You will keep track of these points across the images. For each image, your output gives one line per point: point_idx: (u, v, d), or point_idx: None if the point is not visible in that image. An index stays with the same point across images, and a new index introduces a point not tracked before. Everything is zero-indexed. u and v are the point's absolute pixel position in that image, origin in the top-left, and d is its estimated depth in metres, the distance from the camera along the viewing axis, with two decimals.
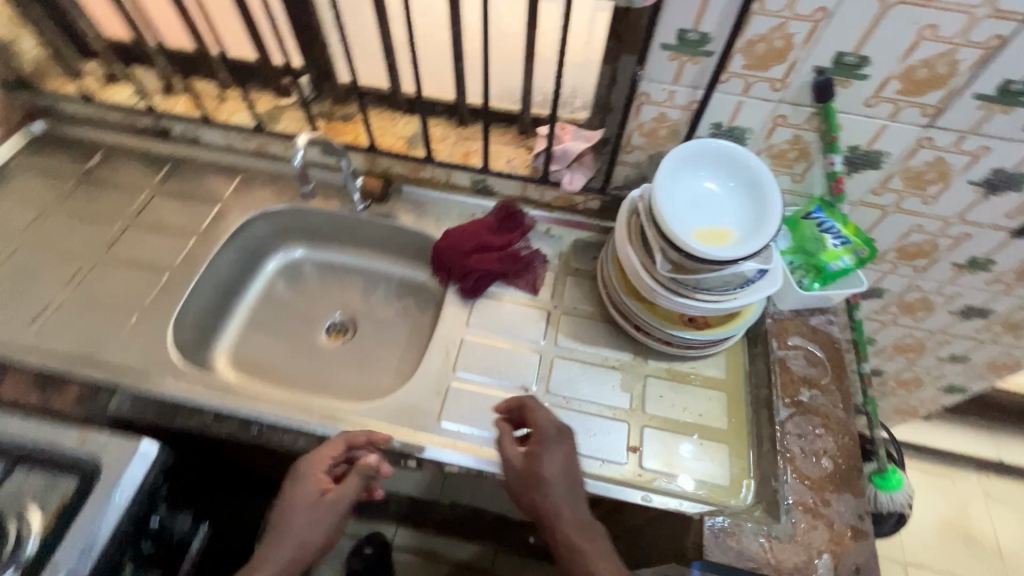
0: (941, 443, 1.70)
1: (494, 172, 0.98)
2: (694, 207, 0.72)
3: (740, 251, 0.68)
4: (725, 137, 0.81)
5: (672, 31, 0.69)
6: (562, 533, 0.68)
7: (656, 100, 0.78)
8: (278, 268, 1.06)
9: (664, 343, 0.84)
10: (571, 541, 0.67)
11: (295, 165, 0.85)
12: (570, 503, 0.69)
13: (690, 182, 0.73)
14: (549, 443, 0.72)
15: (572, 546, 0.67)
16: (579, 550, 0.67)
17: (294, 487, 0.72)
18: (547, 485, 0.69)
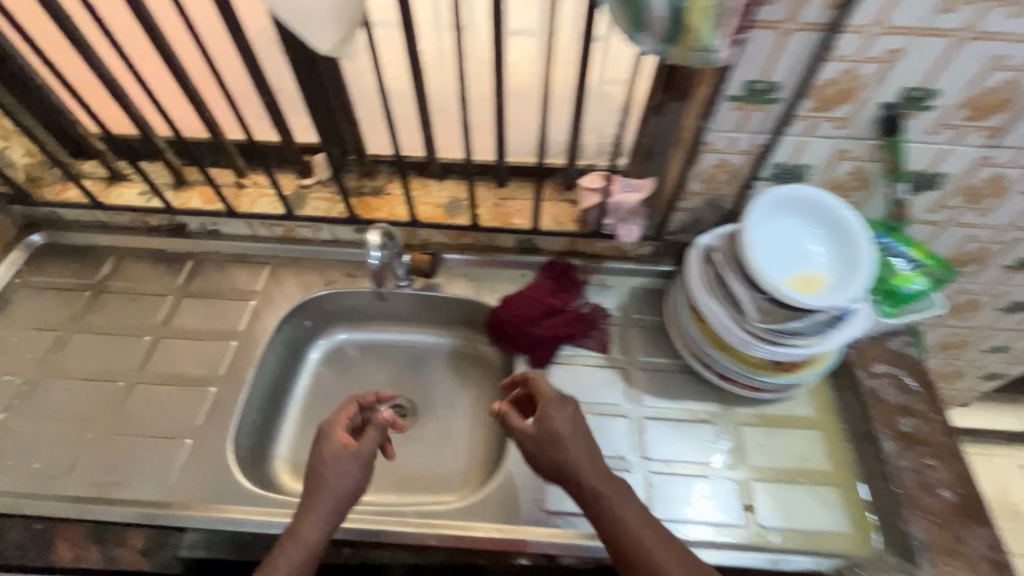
0: (972, 423, 1.74)
1: (542, 231, 0.95)
2: (778, 253, 0.71)
3: (841, 298, 0.67)
4: (786, 176, 0.80)
5: (740, 84, 0.68)
6: (590, 489, 0.65)
7: (718, 148, 0.77)
8: (322, 356, 1.00)
9: (751, 389, 0.82)
10: (602, 498, 0.64)
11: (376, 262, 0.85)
12: (593, 461, 0.67)
13: (774, 230, 0.72)
14: (556, 402, 0.70)
15: (601, 501, 0.64)
16: (611, 507, 0.64)
17: (317, 451, 0.69)
18: (565, 440, 0.67)
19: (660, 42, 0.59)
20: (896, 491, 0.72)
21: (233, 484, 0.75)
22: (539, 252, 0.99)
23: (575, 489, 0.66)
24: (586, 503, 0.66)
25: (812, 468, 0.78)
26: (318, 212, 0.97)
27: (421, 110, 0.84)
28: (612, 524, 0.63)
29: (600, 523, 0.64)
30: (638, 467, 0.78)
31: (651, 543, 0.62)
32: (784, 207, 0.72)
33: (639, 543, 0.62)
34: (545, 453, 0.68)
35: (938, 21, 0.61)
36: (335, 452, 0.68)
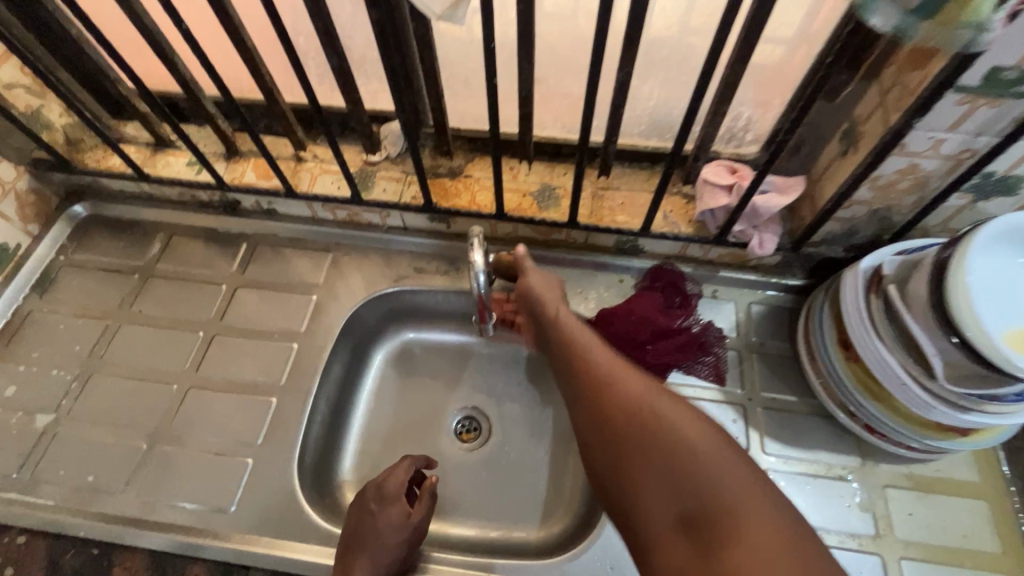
0: None
1: (650, 233, 0.80)
2: (998, 300, 0.54)
3: None
4: (991, 189, 0.62)
5: (980, 71, 0.50)
6: (554, 315, 0.71)
7: (912, 151, 0.59)
8: (387, 358, 0.89)
9: (904, 446, 0.68)
10: (562, 323, 0.70)
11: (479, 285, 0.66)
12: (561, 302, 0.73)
13: (993, 270, 0.55)
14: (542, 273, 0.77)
15: (562, 327, 0.70)
16: (570, 332, 0.69)
17: (375, 500, 0.64)
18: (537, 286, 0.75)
19: (907, 14, 0.42)
20: None
21: (303, 516, 0.67)
22: (641, 254, 0.84)
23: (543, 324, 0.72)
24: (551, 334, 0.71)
25: (978, 551, 0.65)
26: (387, 196, 0.84)
27: (524, 84, 0.67)
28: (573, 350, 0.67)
29: (563, 352, 0.68)
30: None
31: (607, 365, 0.63)
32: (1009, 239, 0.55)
33: (594, 364, 0.64)
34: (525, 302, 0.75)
35: None
36: (393, 504, 0.64)
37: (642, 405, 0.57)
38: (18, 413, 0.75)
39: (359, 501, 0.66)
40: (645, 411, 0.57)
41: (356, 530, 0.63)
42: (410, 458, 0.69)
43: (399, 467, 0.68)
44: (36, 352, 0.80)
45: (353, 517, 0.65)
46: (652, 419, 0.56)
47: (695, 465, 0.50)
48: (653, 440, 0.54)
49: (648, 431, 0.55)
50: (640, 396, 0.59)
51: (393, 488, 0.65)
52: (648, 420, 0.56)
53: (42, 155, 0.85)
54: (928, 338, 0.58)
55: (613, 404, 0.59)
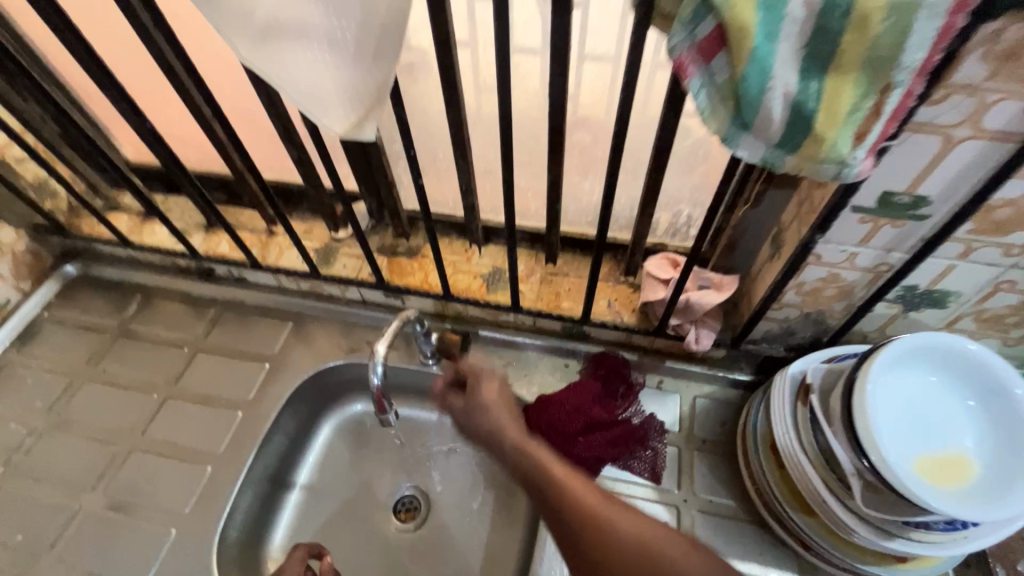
0: None
1: (593, 320, 0.81)
2: (912, 424, 0.53)
3: (982, 512, 0.49)
4: (918, 300, 0.62)
5: (874, 194, 0.51)
6: (515, 442, 0.63)
7: (828, 261, 0.60)
8: (335, 429, 0.90)
9: (845, 569, 0.63)
10: (526, 447, 0.61)
11: (375, 383, 0.66)
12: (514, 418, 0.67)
13: (905, 391, 0.54)
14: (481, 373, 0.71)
15: (522, 449, 0.62)
16: (525, 448, 0.62)
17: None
18: (484, 407, 0.68)
19: (772, 148, 0.43)
20: None
21: None
22: (588, 339, 0.84)
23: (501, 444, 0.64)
24: (512, 458, 0.62)
25: None
26: (346, 271, 0.88)
27: (462, 178, 0.72)
28: (539, 473, 0.59)
29: (530, 477, 0.59)
30: None
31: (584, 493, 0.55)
32: (928, 358, 0.54)
33: (570, 488, 0.56)
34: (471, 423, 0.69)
35: None
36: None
37: (619, 531, 0.51)
38: None
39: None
40: (631, 540, 0.50)
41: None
42: (305, 545, 0.66)
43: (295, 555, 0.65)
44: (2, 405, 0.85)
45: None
46: (637, 545, 0.50)
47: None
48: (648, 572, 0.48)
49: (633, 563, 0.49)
50: (620, 519, 0.52)
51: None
52: (633, 549, 0.49)
53: (41, 222, 0.93)
54: (845, 456, 0.56)
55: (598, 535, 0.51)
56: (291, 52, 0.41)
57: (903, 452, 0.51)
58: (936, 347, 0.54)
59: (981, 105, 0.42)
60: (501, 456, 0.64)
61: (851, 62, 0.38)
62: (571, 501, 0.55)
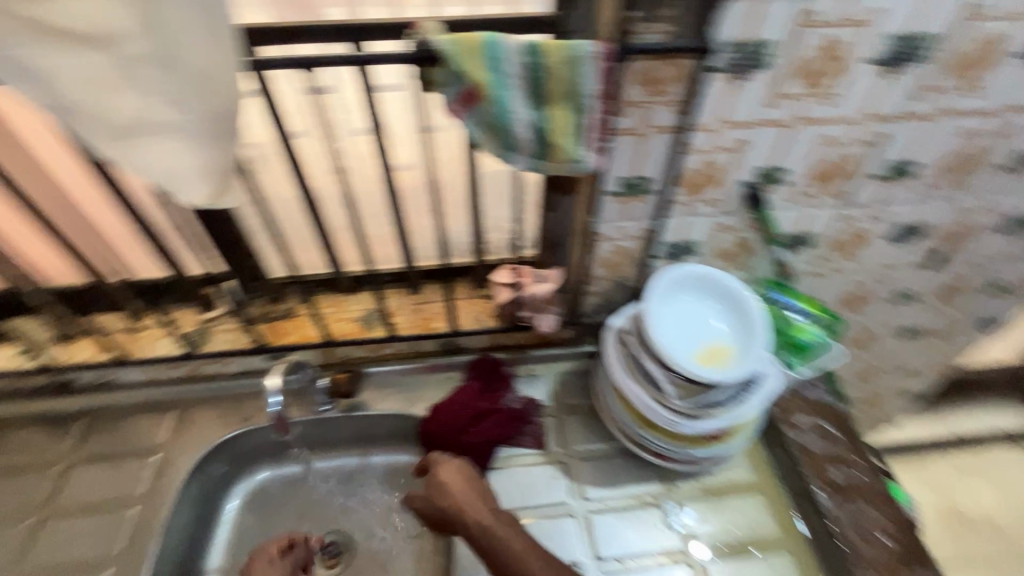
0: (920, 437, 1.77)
1: (462, 331, 0.95)
2: (684, 332, 0.74)
3: (742, 372, 0.71)
4: (678, 251, 0.86)
5: (616, 180, 0.73)
6: (476, 522, 0.70)
7: (610, 237, 0.81)
8: (243, 503, 0.90)
9: (689, 463, 0.81)
10: (491, 530, 0.69)
11: (271, 407, 0.74)
12: (480, 501, 0.73)
13: (676, 310, 0.76)
14: (448, 465, 0.77)
15: (487, 527, 0.69)
16: (483, 518, 0.70)
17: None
18: (455, 487, 0.74)
19: (534, 158, 0.63)
20: (848, 554, 0.73)
21: None
22: (462, 350, 0.98)
23: (461, 521, 0.71)
24: (471, 531, 0.70)
25: (759, 537, 0.79)
26: (224, 346, 0.92)
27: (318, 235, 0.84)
28: (498, 546, 0.68)
29: (492, 550, 0.68)
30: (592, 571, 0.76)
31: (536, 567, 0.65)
32: (684, 283, 0.76)
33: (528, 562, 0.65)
34: (428, 501, 0.76)
35: (769, 114, 0.68)
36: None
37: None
38: None
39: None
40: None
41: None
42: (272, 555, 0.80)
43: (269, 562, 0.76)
44: None
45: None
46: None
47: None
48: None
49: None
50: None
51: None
52: None
53: None
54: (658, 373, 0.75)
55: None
56: (150, 147, 0.52)
57: (679, 351, 0.72)
58: (688, 274, 0.76)
59: (647, 113, 0.66)
60: (460, 528, 0.72)
61: (557, 96, 0.58)
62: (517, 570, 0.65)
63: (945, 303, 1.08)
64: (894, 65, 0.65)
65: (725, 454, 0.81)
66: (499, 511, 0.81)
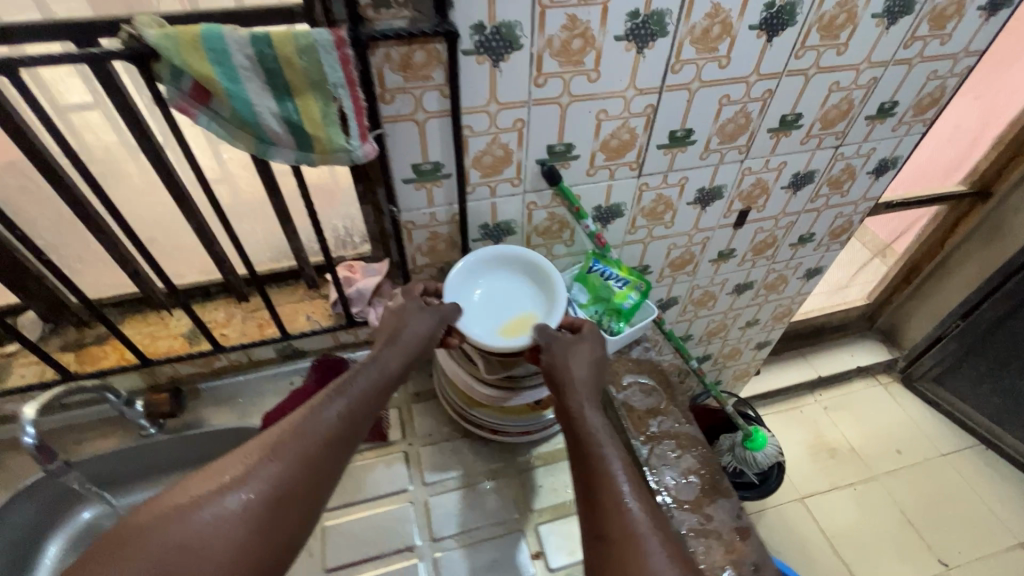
0: (789, 383, 1.95)
1: (296, 334, 0.92)
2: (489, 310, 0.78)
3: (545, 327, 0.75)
4: (496, 232, 0.88)
5: (407, 167, 0.74)
6: (574, 407, 0.69)
7: (422, 224, 0.82)
8: (65, 546, 0.84)
9: (523, 434, 0.85)
10: (589, 418, 0.68)
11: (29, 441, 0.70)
12: (593, 390, 0.72)
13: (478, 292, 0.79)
14: (589, 335, 0.76)
15: (593, 419, 0.68)
16: (593, 402, 0.70)
17: (355, 425, 0.63)
18: (580, 360, 0.73)
19: (298, 152, 0.62)
20: (663, 499, 0.77)
21: None
22: (304, 354, 0.96)
23: (567, 398, 0.70)
24: (578, 398, 0.70)
25: None
26: (25, 379, 0.84)
27: (111, 250, 0.79)
28: (594, 439, 0.66)
29: (585, 443, 0.66)
30: (427, 552, 0.76)
31: (630, 471, 0.63)
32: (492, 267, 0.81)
33: (615, 463, 0.64)
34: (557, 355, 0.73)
35: (539, 93, 0.71)
36: (348, 428, 0.63)
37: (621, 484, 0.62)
38: None
39: (384, 358, 0.69)
40: (626, 496, 0.61)
41: (361, 407, 0.65)
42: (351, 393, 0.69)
43: (422, 307, 0.74)
44: None
45: (360, 388, 0.66)
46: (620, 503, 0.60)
47: (648, 561, 0.56)
48: (625, 527, 0.58)
49: (642, 530, 0.58)
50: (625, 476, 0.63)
51: (417, 337, 0.72)
52: (613, 497, 0.61)
53: None
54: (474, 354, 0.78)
55: (611, 489, 0.61)
56: None
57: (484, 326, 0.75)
58: (492, 256, 0.81)
59: (415, 98, 0.67)
60: (562, 400, 0.71)
61: (302, 87, 0.58)
62: (592, 464, 0.64)
63: (764, 259, 1.19)
64: (642, 38, 0.70)
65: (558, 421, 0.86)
66: (335, 507, 0.79)
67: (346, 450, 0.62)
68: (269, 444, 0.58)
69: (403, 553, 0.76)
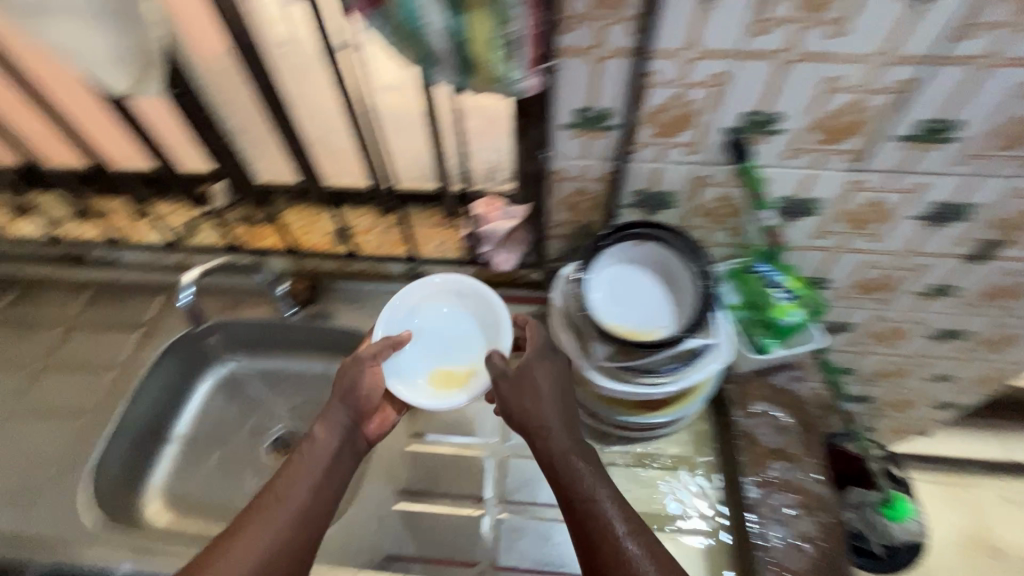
0: (963, 456, 1.57)
1: (424, 259, 0.94)
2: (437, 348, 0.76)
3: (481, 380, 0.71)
4: (652, 202, 0.77)
5: (569, 111, 0.65)
6: (550, 447, 0.65)
7: (571, 176, 0.74)
8: (213, 387, 0.99)
9: (619, 427, 0.78)
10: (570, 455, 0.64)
11: (184, 303, 0.80)
12: (566, 425, 0.67)
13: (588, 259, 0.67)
14: (544, 355, 0.69)
15: (572, 462, 0.64)
16: (566, 433, 0.66)
17: (317, 494, 0.65)
18: (544, 394, 0.67)
19: (458, 77, 0.57)
20: (761, 555, 0.67)
21: (80, 521, 0.76)
22: (428, 279, 0.97)
23: (540, 441, 0.65)
24: (550, 434, 0.66)
25: (679, 517, 0.74)
26: (208, 241, 0.99)
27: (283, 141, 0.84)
28: (575, 483, 0.63)
29: (569, 491, 0.63)
30: (491, 510, 0.75)
31: (616, 515, 0.61)
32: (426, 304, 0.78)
33: (604, 510, 0.61)
34: (514, 388, 0.66)
35: (754, 44, 0.57)
36: (311, 499, 0.65)
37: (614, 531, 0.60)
38: None
39: (320, 434, 0.69)
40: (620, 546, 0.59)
41: (319, 478, 0.67)
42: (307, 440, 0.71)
43: (351, 365, 0.72)
44: None
45: (313, 458, 0.68)
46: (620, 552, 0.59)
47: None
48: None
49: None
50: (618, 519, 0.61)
51: (355, 400, 0.72)
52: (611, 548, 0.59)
53: None
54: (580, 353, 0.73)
55: (607, 544, 0.59)
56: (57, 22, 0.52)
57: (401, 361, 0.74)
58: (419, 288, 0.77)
59: (599, 30, 0.57)
60: (533, 437, 0.66)
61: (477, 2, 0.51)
62: (578, 509, 0.62)
63: (995, 308, 0.90)
64: None
65: (665, 425, 0.78)
66: (419, 436, 0.81)
67: (318, 513, 0.64)
68: (240, 538, 0.61)
69: (468, 501, 0.76)
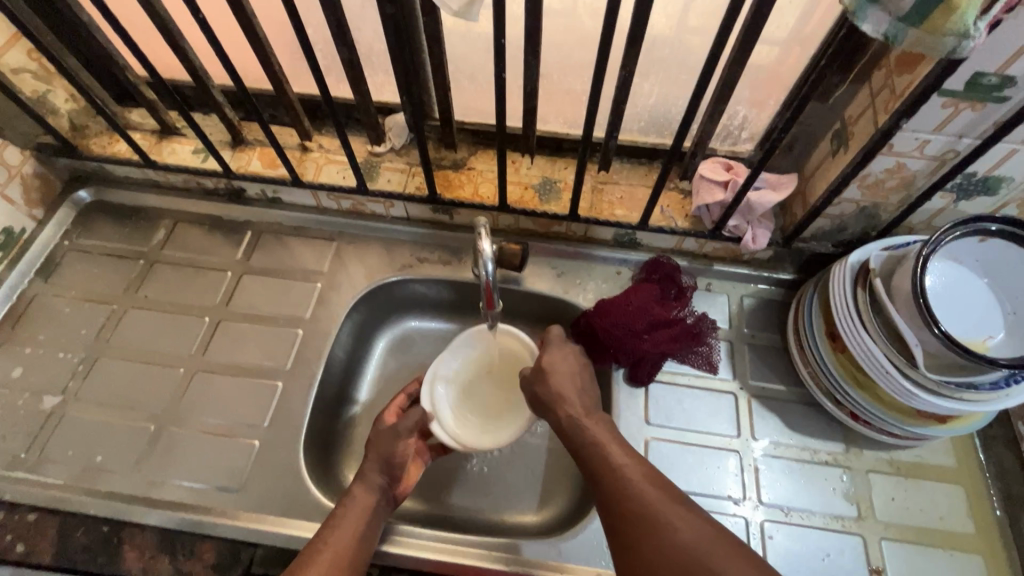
0: None
1: (650, 227, 0.82)
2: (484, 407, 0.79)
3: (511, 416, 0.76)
4: (973, 188, 0.66)
5: (966, 75, 0.53)
6: (569, 415, 0.64)
7: (898, 150, 0.62)
8: (389, 346, 0.91)
9: (885, 433, 0.71)
10: (581, 420, 0.63)
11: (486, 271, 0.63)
12: (583, 398, 0.66)
13: (923, 254, 0.59)
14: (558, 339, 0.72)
15: (576, 419, 0.64)
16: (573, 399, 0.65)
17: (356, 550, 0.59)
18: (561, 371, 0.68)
19: (898, 21, 0.45)
20: None
21: (307, 496, 0.70)
22: (638, 248, 0.87)
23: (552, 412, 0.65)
24: (562, 403, 0.65)
25: (956, 535, 0.68)
26: (392, 186, 0.86)
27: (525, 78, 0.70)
28: (585, 439, 0.62)
29: (583, 448, 0.61)
30: (751, 514, 0.70)
31: (615, 455, 0.59)
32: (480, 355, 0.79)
33: (608, 455, 0.59)
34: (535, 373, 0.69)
35: None
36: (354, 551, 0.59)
37: (624, 474, 0.57)
38: (25, 394, 0.76)
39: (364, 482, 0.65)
40: (635, 489, 0.56)
41: (360, 528, 0.61)
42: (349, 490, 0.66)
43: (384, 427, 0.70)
44: (41, 335, 0.81)
45: (353, 515, 0.62)
46: (629, 492, 0.55)
47: (676, 548, 0.50)
48: (634, 516, 0.53)
49: (656, 517, 0.53)
50: (628, 463, 0.58)
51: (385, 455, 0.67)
52: (625, 491, 0.55)
53: (49, 142, 0.85)
54: (886, 357, 0.64)
55: (613, 484, 0.57)
56: None
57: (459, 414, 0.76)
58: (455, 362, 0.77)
59: None
60: (556, 414, 0.65)
61: None
62: (591, 459, 0.60)
63: None
64: None
65: (913, 439, 0.71)
66: (656, 427, 0.75)
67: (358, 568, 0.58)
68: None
69: (727, 503, 0.70)
